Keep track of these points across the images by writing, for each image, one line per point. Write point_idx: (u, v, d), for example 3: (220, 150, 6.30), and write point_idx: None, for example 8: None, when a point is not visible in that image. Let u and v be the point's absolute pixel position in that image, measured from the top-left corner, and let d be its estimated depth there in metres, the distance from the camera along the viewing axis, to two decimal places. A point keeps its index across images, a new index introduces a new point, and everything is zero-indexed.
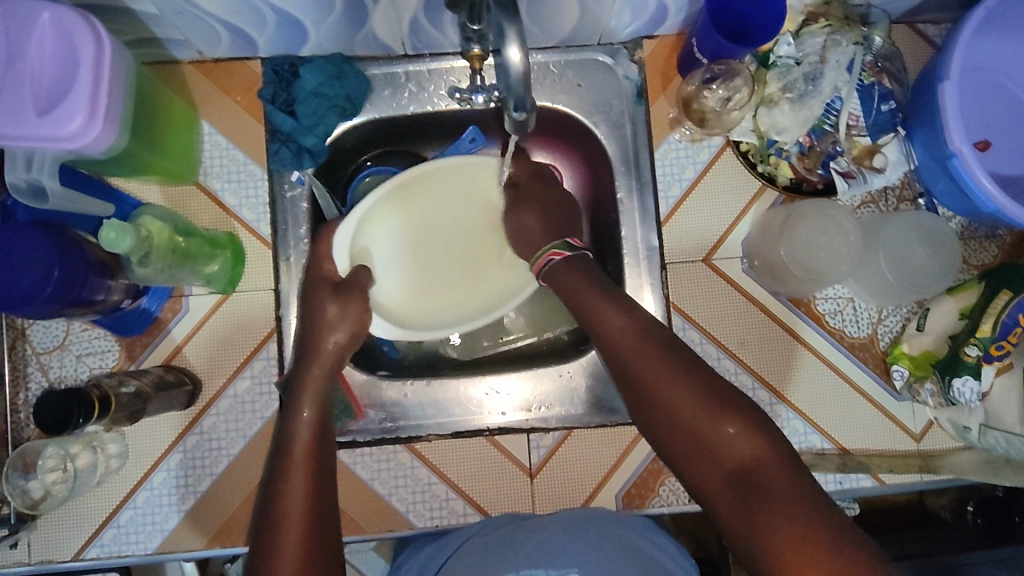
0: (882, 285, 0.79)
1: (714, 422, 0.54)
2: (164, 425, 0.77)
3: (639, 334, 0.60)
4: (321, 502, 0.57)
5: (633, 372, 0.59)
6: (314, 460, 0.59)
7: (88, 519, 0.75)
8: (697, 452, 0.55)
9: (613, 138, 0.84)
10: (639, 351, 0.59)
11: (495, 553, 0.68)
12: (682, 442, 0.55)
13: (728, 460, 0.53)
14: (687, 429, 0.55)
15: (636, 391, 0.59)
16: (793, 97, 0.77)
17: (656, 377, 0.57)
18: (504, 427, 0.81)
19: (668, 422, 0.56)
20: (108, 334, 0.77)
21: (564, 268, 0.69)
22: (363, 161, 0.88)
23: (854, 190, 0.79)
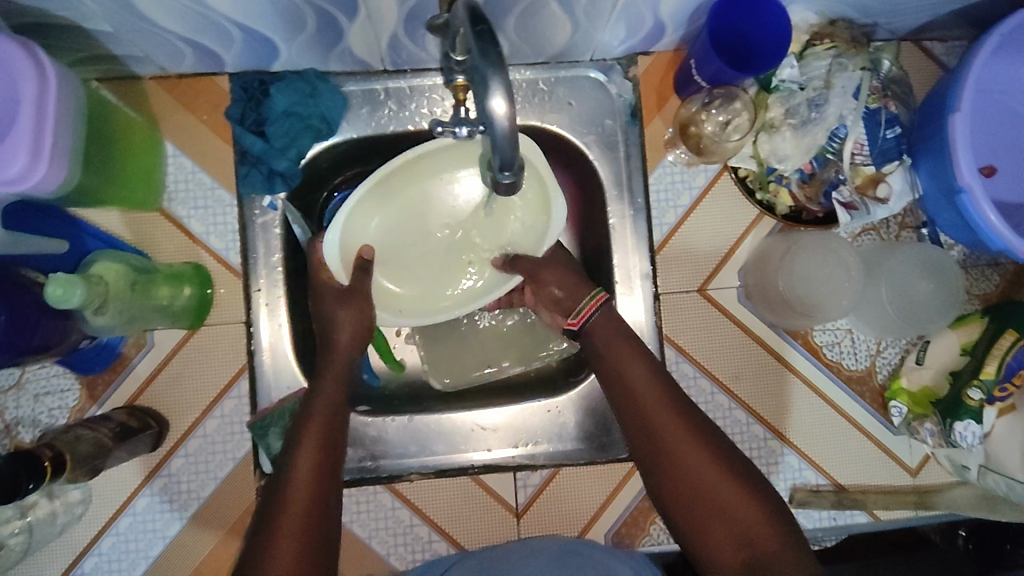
0: (882, 318, 0.76)
1: (744, 504, 0.56)
2: (129, 468, 0.73)
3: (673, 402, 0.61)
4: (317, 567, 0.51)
5: (664, 437, 0.59)
6: (313, 515, 0.53)
7: (49, 568, 0.71)
8: (707, 513, 0.56)
9: (605, 160, 0.79)
10: (674, 421, 0.59)
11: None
12: (692, 503, 0.57)
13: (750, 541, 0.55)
14: (713, 503, 0.56)
15: (664, 456, 0.59)
16: (795, 123, 0.73)
17: (687, 449, 0.58)
18: (490, 464, 0.77)
19: (693, 491, 0.57)
20: (68, 371, 0.72)
21: (601, 320, 0.66)
22: (333, 189, 0.82)
23: (856, 221, 0.76)
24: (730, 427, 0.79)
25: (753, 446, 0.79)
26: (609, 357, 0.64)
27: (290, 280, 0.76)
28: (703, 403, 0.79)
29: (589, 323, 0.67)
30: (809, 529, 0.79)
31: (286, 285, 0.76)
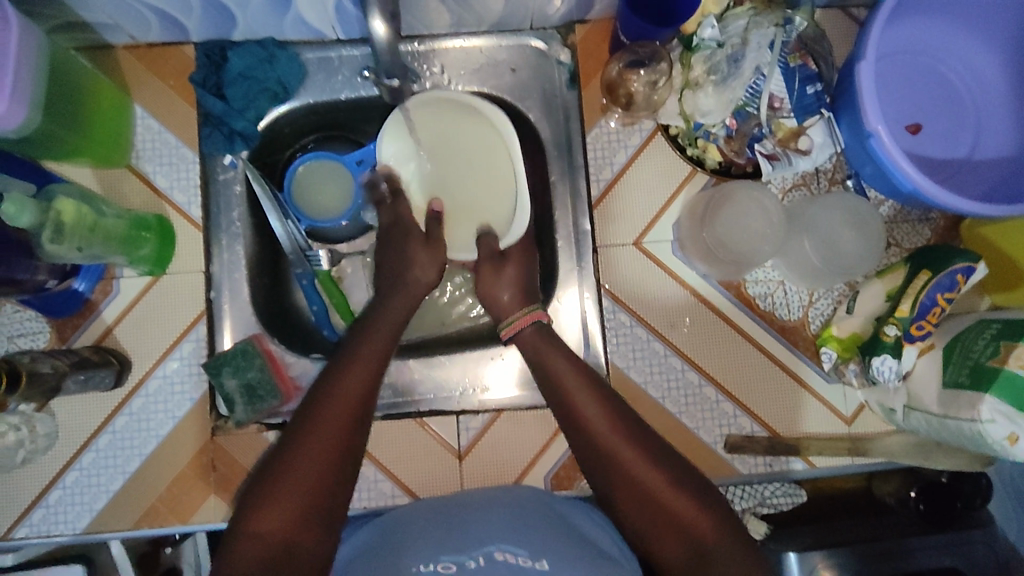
0: (809, 268, 0.79)
1: (682, 500, 0.60)
2: (93, 406, 0.78)
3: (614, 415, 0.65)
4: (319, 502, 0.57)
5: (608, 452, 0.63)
6: (338, 433, 0.60)
7: (16, 499, 0.76)
8: (655, 514, 0.61)
9: (545, 121, 0.85)
10: (617, 434, 0.64)
11: (435, 529, 0.67)
12: (639, 505, 0.61)
13: (690, 536, 0.59)
14: (656, 505, 0.61)
15: (610, 466, 0.63)
16: (717, 79, 0.77)
17: (630, 459, 0.62)
18: (435, 409, 0.82)
19: (638, 496, 0.61)
20: (40, 315, 0.78)
21: (532, 337, 0.71)
22: (301, 146, 0.89)
23: (779, 172, 0.79)
24: (666, 373, 0.82)
25: (689, 393, 0.81)
26: (547, 374, 0.69)
27: (251, 235, 0.83)
28: (641, 352, 0.82)
29: (517, 336, 0.72)
30: (744, 474, 0.81)
31: (245, 243, 0.83)
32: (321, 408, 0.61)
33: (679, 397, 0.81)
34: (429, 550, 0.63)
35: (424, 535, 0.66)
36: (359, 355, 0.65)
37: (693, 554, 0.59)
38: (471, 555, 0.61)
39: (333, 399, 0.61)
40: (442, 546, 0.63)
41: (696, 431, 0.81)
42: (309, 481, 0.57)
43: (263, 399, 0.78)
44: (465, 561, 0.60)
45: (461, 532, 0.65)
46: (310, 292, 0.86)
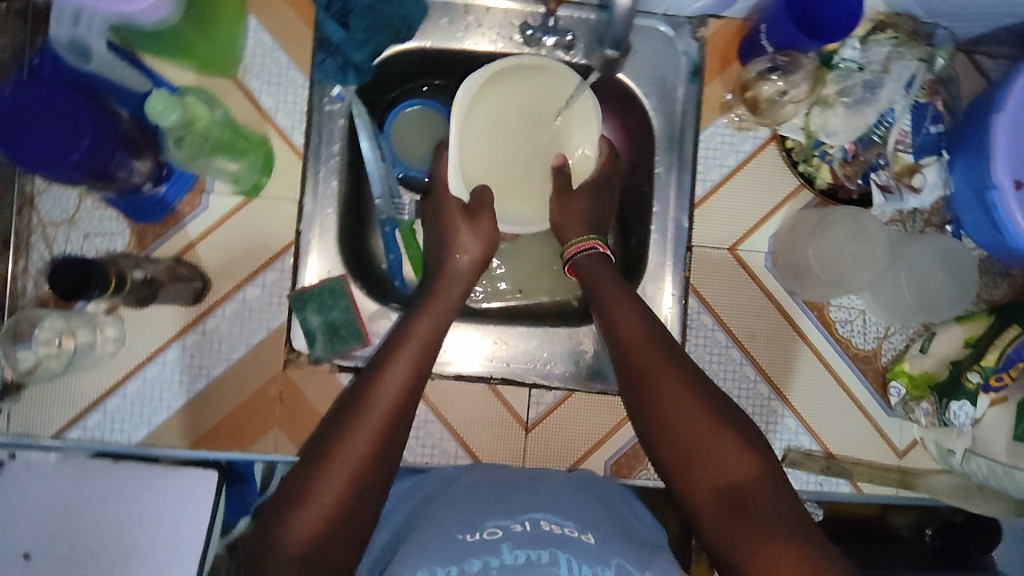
0: (898, 303, 0.81)
1: (704, 426, 0.57)
2: (165, 319, 0.75)
3: (659, 345, 0.63)
4: (361, 479, 0.54)
5: (644, 381, 0.61)
6: (398, 392, 0.59)
7: (73, 400, 0.74)
8: (680, 444, 0.58)
9: (660, 111, 0.83)
10: (655, 361, 0.62)
11: (487, 493, 0.59)
12: (665, 436, 0.59)
13: (725, 470, 0.55)
14: (686, 438, 0.57)
15: (646, 396, 0.61)
16: (849, 102, 0.77)
17: (664, 388, 0.60)
18: (507, 377, 0.82)
19: (668, 429, 0.59)
20: (120, 217, 0.75)
21: (592, 265, 0.72)
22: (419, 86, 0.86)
23: (889, 205, 0.80)
24: (738, 381, 0.83)
25: (757, 404, 0.83)
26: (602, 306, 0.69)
27: (346, 172, 0.80)
28: (717, 356, 0.82)
29: (579, 257, 0.73)
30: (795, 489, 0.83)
31: (341, 179, 0.80)
32: (366, 410, 0.57)
33: (745, 405, 0.83)
34: (467, 517, 0.54)
35: (461, 501, 0.57)
36: (405, 362, 0.62)
37: (726, 488, 0.55)
38: (516, 518, 0.53)
39: (377, 405, 0.58)
40: (488, 509, 0.55)
41: None
42: (348, 485, 0.53)
43: (345, 339, 0.77)
44: (512, 525, 0.52)
45: (508, 496, 0.57)
46: (390, 241, 0.82)
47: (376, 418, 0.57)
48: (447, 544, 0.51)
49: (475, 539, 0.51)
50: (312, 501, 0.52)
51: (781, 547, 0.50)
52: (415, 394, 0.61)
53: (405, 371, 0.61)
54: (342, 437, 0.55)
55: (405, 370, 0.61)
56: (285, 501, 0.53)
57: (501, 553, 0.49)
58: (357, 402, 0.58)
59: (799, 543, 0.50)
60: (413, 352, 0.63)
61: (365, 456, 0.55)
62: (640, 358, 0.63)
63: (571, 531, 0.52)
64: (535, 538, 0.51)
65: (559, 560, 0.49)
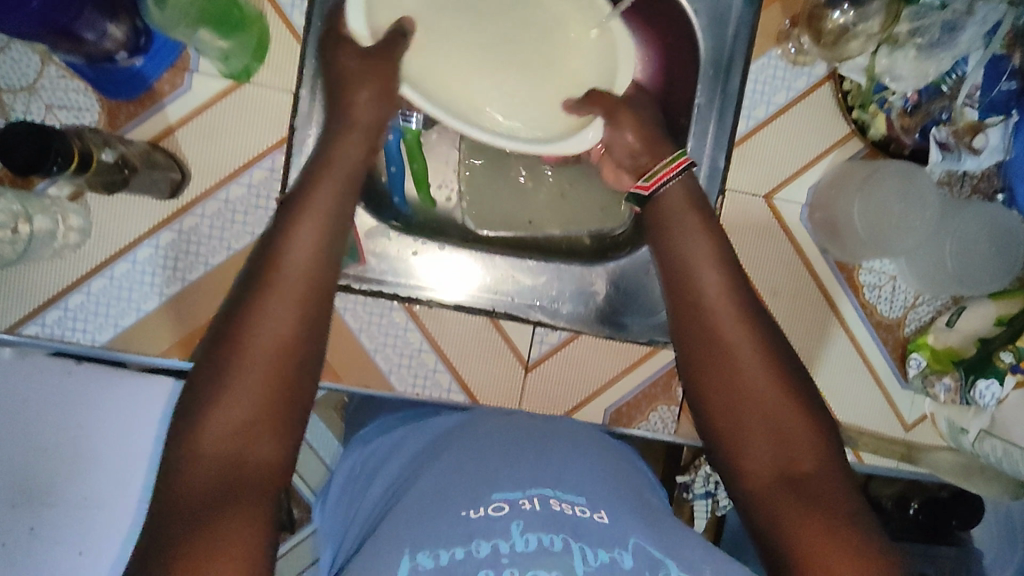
0: (935, 271, 0.75)
1: (785, 409, 0.50)
2: (135, 212, 0.67)
3: (738, 298, 0.53)
4: (272, 406, 0.45)
5: (713, 334, 0.53)
6: (300, 300, 0.47)
7: (30, 293, 0.66)
8: (748, 414, 0.51)
9: (709, 34, 0.72)
10: (731, 314, 0.53)
11: (496, 449, 0.52)
12: (730, 401, 0.51)
13: (789, 451, 0.49)
14: (750, 408, 0.51)
15: (713, 352, 0.52)
16: (923, 44, 0.68)
17: (736, 348, 0.52)
18: (511, 313, 0.75)
19: (732, 394, 0.51)
20: (89, 89, 0.65)
21: (681, 195, 0.59)
22: None
23: (945, 164, 0.73)
24: None
25: None
26: (663, 240, 0.57)
27: None
28: None
29: (661, 192, 0.59)
30: None
31: None
32: (279, 291, 0.47)
33: None
34: (467, 487, 0.48)
35: (460, 465, 0.51)
36: (314, 228, 0.50)
37: (788, 471, 0.49)
38: (525, 493, 0.47)
39: (290, 286, 0.47)
40: (497, 474, 0.49)
41: None
42: (264, 393, 0.45)
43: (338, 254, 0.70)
44: (521, 501, 0.46)
45: (513, 456, 0.51)
46: (393, 154, 0.71)
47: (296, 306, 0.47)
48: (450, 523, 0.45)
49: (479, 518, 0.45)
50: (224, 406, 0.44)
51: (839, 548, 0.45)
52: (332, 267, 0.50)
53: (318, 238, 0.50)
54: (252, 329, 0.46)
55: (318, 240, 0.50)
56: (194, 399, 0.45)
57: (512, 537, 0.43)
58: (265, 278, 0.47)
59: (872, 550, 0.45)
60: (324, 217, 0.51)
61: (268, 381, 0.45)
62: (712, 309, 0.53)
63: (586, 512, 0.46)
64: (547, 518, 0.45)
65: (573, 549, 0.43)
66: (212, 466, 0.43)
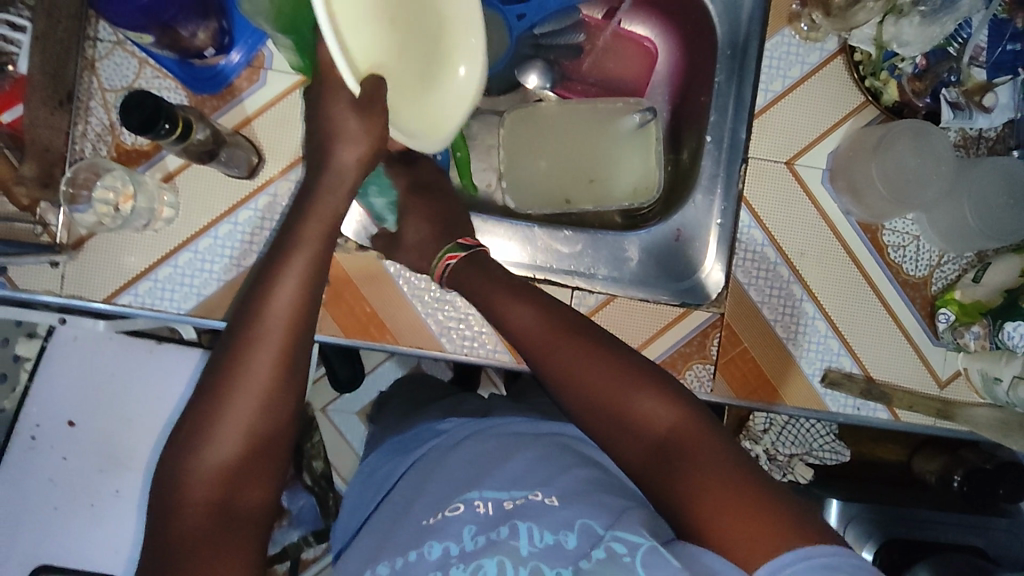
0: (958, 226, 0.79)
1: (636, 398, 0.56)
2: (217, 193, 0.75)
3: (561, 331, 0.61)
4: (250, 451, 0.55)
5: (559, 370, 0.60)
6: (268, 357, 0.56)
7: (125, 265, 0.74)
8: (614, 423, 0.56)
9: (725, 18, 0.81)
10: (556, 346, 0.61)
11: (462, 463, 0.61)
12: (600, 420, 0.57)
13: (645, 433, 0.54)
14: (610, 413, 0.56)
15: (562, 387, 0.59)
16: (926, 11, 0.74)
17: (578, 368, 0.59)
18: (551, 278, 0.81)
19: (590, 405, 0.57)
20: (179, 87, 0.75)
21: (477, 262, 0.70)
22: None
23: (957, 122, 0.78)
24: (783, 299, 0.82)
25: (801, 322, 0.82)
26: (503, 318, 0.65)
27: None
28: (764, 273, 0.81)
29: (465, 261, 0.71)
30: (832, 412, 0.82)
31: None
32: (261, 340, 0.56)
33: (790, 322, 0.81)
34: (436, 498, 0.59)
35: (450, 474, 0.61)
36: (294, 278, 0.59)
37: (652, 443, 0.54)
38: (481, 495, 0.56)
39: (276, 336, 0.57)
40: (461, 483, 0.59)
41: (798, 360, 0.82)
42: (242, 429, 0.54)
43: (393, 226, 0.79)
44: (475, 504, 0.56)
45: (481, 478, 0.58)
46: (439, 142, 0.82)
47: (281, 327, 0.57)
48: (413, 532, 0.56)
49: (437, 521, 0.56)
50: (223, 435, 0.54)
51: (713, 489, 0.49)
52: (310, 317, 0.59)
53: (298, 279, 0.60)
54: (235, 370, 0.56)
55: (295, 294, 0.59)
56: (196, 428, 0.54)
57: (463, 539, 0.53)
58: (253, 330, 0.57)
59: (752, 488, 0.48)
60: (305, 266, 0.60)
61: (241, 432, 0.54)
62: (552, 348, 0.61)
63: (537, 497, 0.54)
64: (498, 517, 0.54)
65: (519, 532, 0.51)
66: (217, 472, 0.53)
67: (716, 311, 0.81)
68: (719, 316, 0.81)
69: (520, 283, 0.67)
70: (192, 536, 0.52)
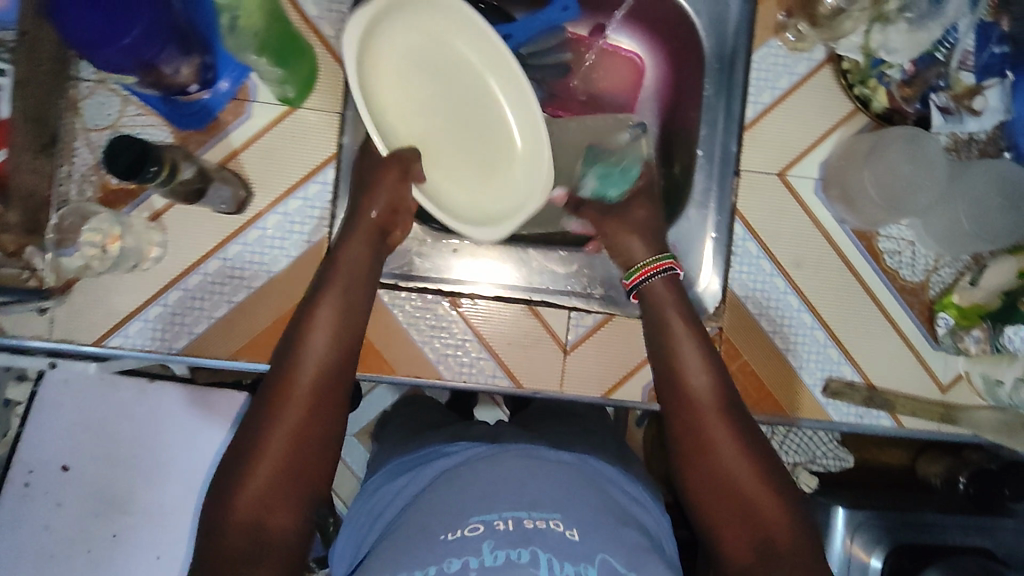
0: (953, 230, 0.78)
1: (769, 503, 0.56)
2: (206, 229, 0.74)
3: (722, 404, 0.61)
4: (288, 484, 0.56)
5: (701, 437, 0.59)
6: (317, 396, 0.59)
7: (115, 307, 0.73)
8: (736, 511, 0.56)
9: (711, 32, 0.81)
10: (713, 411, 0.60)
11: (473, 484, 0.59)
12: (720, 498, 0.57)
13: (763, 535, 0.55)
14: (734, 504, 0.56)
15: (695, 443, 0.59)
16: (912, 18, 0.74)
17: (721, 446, 0.59)
18: (547, 300, 0.80)
19: (718, 483, 0.57)
20: (163, 124, 0.74)
21: (664, 290, 0.70)
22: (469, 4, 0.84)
23: (949, 126, 0.78)
24: (781, 310, 0.81)
25: (800, 333, 0.81)
26: (666, 351, 0.66)
27: None
28: (761, 284, 0.81)
29: (645, 284, 0.70)
30: (835, 422, 0.81)
31: None
32: (298, 378, 0.59)
33: (789, 334, 0.81)
34: (448, 514, 0.56)
35: (459, 495, 0.59)
36: (328, 313, 0.64)
37: (761, 540, 0.55)
38: (501, 515, 0.55)
39: (308, 368, 0.60)
40: (472, 503, 0.57)
41: (799, 371, 0.81)
42: (286, 464, 0.56)
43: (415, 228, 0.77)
44: (495, 522, 0.54)
45: (494, 497, 0.57)
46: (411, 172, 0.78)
47: (316, 373, 0.60)
48: (425, 545, 0.53)
49: (456, 537, 0.53)
50: (255, 470, 0.55)
51: None
52: (347, 352, 0.63)
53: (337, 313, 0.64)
54: (286, 398, 0.58)
55: (332, 328, 0.63)
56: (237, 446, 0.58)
57: (482, 554, 0.51)
58: (291, 360, 0.61)
59: None
60: (334, 301, 0.65)
61: (286, 467, 0.56)
62: (705, 413, 0.60)
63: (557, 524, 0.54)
64: (516, 537, 0.52)
65: (539, 560, 0.51)
66: (252, 506, 0.54)
67: (715, 326, 0.81)
68: (718, 330, 0.81)
69: (696, 326, 0.67)
70: (218, 559, 0.53)
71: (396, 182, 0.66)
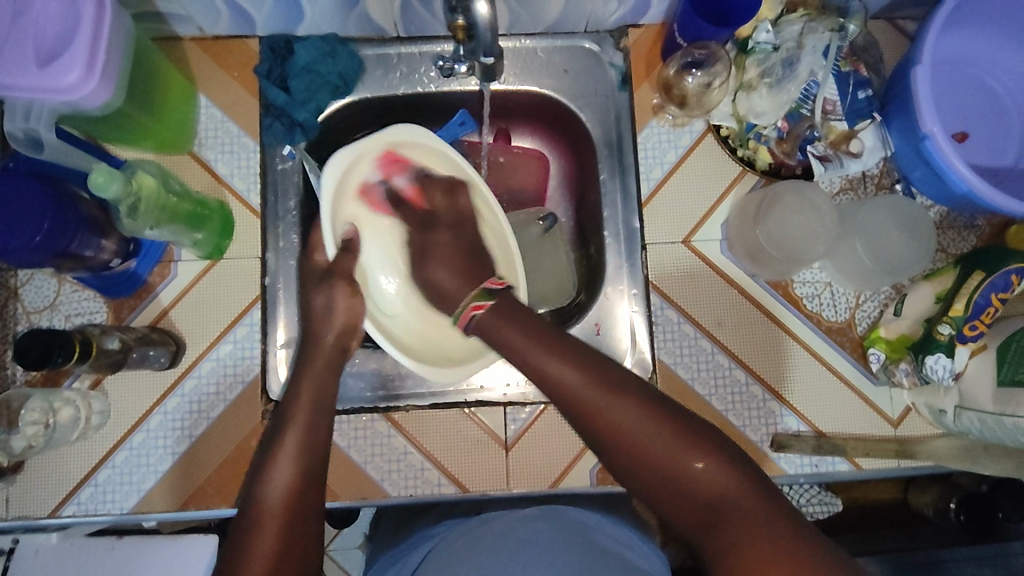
0: (860, 268, 0.80)
1: (686, 455, 0.54)
2: (145, 387, 0.78)
3: (607, 385, 0.58)
4: None
5: (597, 417, 0.57)
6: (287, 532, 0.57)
7: (67, 476, 0.76)
8: (663, 478, 0.55)
9: (596, 121, 0.87)
10: (604, 397, 0.57)
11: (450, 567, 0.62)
12: (649, 472, 0.55)
13: (691, 489, 0.54)
14: (661, 472, 0.55)
15: (600, 429, 0.57)
16: (771, 82, 0.80)
17: (622, 418, 0.56)
18: (482, 400, 0.81)
19: (636, 458, 0.55)
20: (97, 296, 0.79)
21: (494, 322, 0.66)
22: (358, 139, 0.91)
23: (831, 173, 0.82)
24: (712, 371, 0.82)
25: (736, 391, 0.81)
26: (535, 372, 0.62)
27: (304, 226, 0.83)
28: (688, 348, 0.82)
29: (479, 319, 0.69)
30: (790, 474, 0.80)
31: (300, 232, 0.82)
32: (269, 519, 0.57)
33: (726, 394, 0.81)
34: None
35: None
36: (291, 458, 0.62)
37: (700, 506, 0.53)
38: None
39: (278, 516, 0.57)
40: None
41: (743, 430, 0.81)
42: None
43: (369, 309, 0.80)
44: None
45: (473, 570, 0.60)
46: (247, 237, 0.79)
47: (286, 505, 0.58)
48: None
49: None
50: None
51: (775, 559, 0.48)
52: (317, 488, 0.61)
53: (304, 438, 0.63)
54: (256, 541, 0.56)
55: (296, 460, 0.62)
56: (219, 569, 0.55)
57: None
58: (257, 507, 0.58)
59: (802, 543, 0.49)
60: (296, 446, 0.63)
61: None
62: (603, 408, 0.57)
63: None
64: None
65: None
66: None
67: None
68: None
69: (551, 330, 0.64)
70: None
71: (343, 297, 0.72)
